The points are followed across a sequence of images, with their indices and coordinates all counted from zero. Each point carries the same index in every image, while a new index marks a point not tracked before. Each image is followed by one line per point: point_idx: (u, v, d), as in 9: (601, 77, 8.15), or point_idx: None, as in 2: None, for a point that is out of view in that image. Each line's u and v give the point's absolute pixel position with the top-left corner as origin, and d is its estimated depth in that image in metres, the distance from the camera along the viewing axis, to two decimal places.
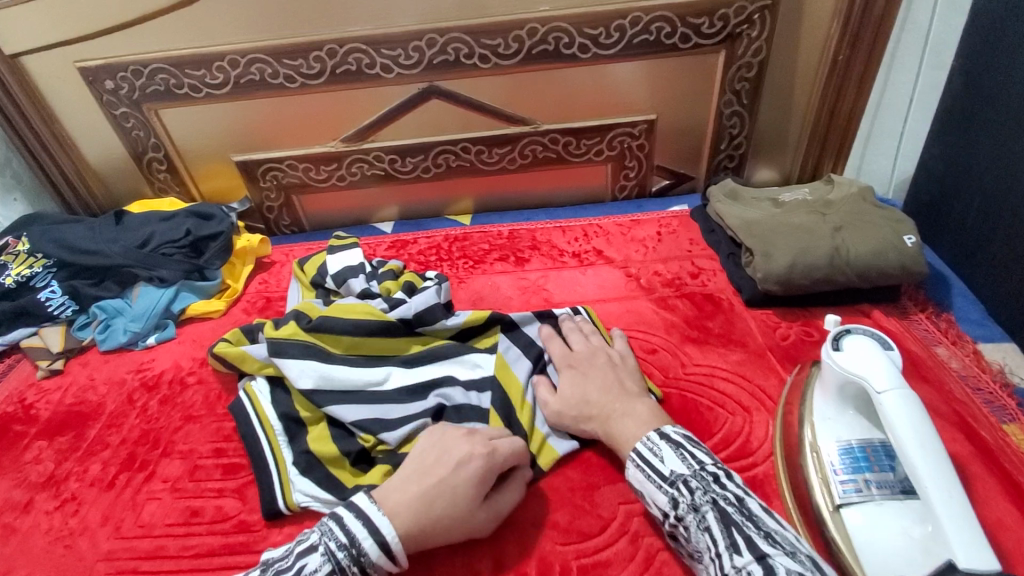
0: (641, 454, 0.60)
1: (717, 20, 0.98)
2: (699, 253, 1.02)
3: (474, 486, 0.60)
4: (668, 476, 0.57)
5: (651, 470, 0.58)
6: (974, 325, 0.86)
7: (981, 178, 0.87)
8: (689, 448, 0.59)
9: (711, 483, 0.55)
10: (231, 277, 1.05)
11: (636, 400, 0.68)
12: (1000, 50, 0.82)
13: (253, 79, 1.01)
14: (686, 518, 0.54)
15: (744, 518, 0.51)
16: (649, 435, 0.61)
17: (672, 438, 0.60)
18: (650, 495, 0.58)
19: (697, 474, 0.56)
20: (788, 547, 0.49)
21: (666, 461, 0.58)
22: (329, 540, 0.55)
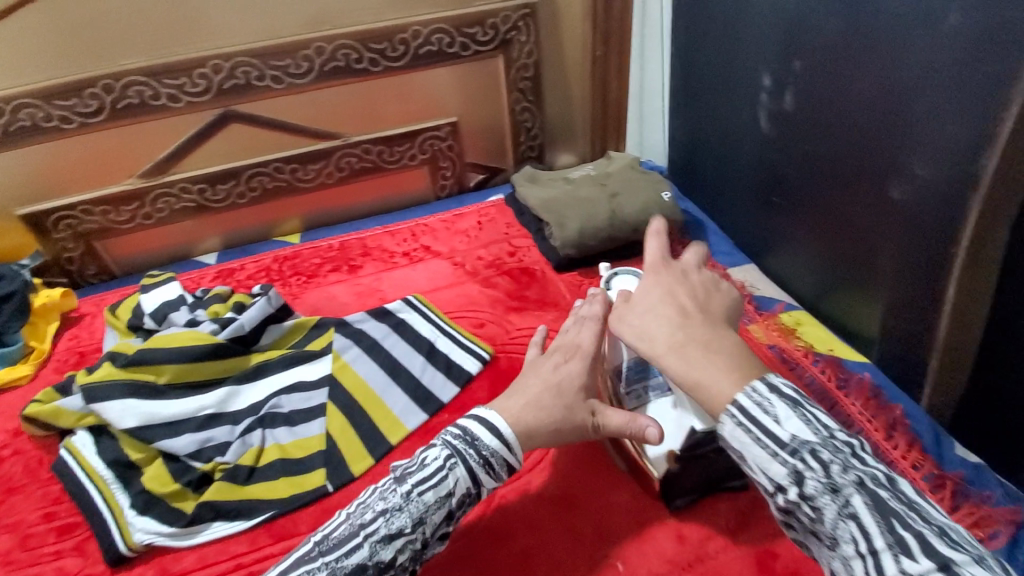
0: (748, 411, 0.46)
1: (488, 28, 1.11)
2: (515, 234, 1.14)
3: (580, 374, 0.64)
4: (788, 443, 0.44)
5: (762, 433, 0.45)
6: (725, 255, 1.08)
7: (709, 139, 1.10)
8: (808, 407, 0.46)
9: (851, 457, 0.44)
10: (34, 338, 0.96)
11: (728, 331, 0.53)
12: (698, 38, 1.05)
13: (24, 126, 0.94)
14: (818, 500, 0.43)
15: (904, 509, 0.41)
16: (755, 385, 0.47)
17: (785, 392, 0.46)
18: (756, 466, 0.46)
19: (827, 443, 0.44)
20: (971, 550, 0.40)
21: (783, 423, 0.45)
22: (448, 433, 0.60)
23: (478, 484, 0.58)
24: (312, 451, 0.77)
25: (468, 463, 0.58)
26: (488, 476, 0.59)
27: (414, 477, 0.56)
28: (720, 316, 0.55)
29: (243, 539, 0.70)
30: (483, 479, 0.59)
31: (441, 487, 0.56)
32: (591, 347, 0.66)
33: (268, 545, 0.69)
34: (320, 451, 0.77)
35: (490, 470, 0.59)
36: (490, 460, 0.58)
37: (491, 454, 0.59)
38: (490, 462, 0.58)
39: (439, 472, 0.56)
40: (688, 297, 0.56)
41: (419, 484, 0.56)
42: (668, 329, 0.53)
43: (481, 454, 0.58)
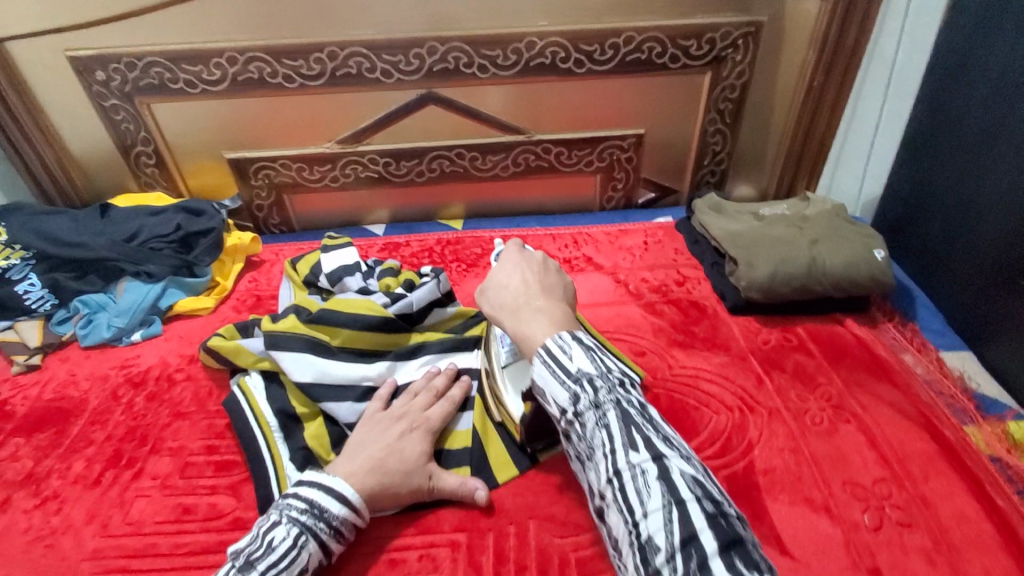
0: (550, 351, 0.56)
1: (705, 43, 1.04)
2: (684, 262, 1.06)
3: (420, 445, 0.68)
4: (573, 373, 0.54)
5: (558, 368, 0.55)
6: (937, 334, 0.94)
7: (945, 196, 0.95)
8: (599, 353, 0.56)
9: (619, 390, 0.53)
10: (220, 274, 1.04)
11: (555, 302, 0.64)
12: (960, 81, 0.91)
13: (250, 77, 1.01)
14: (584, 415, 0.53)
15: (644, 422, 0.51)
16: (563, 334, 0.57)
17: (582, 341, 0.57)
18: (550, 393, 0.55)
19: (604, 376, 0.54)
20: (682, 452, 0.50)
21: (573, 360, 0.55)
22: (291, 509, 0.59)
23: (328, 554, 0.61)
24: (458, 445, 0.74)
25: (318, 537, 0.59)
26: (337, 543, 0.61)
27: (262, 563, 0.55)
28: (562, 295, 0.67)
29: (381, 522, 0.68)
30: (334, 548, 0.61)
31: (293, 567, 0.57)
32: (435, 424, 0.71)
33: (406, 535, 0.67)
34: (468, 450, 0.73)
35: (340, 537, 0.61)
36: (340, 528, 0.61)
37: (341, 522, 0.61)
38: (341, 531, 0.61)
39: (289, 553, 0.57)
40: (536, 275, 0.67)
41: (269, 570, 0.55)
42: (509, 295, 0.65)
43: (331, 526, 0.60)
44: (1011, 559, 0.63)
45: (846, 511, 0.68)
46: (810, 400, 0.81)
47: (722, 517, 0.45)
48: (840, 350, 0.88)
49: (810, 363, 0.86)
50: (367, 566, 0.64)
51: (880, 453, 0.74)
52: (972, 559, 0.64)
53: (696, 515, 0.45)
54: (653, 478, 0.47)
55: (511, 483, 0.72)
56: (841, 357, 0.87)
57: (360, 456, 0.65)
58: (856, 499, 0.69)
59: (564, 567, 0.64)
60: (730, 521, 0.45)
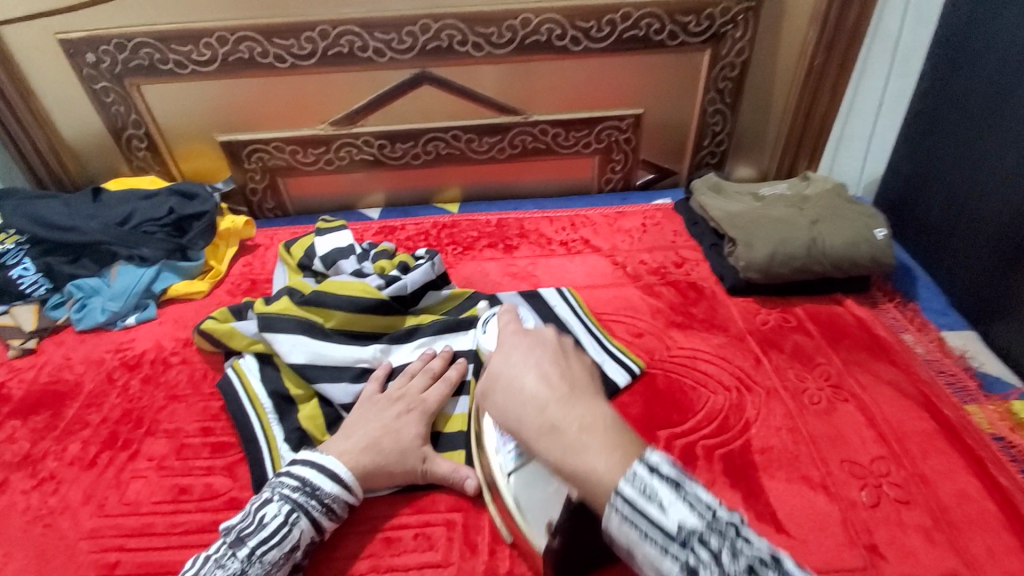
0: (631, 499, 0.40)
1: (704, 19, 1.02)
2: (682, 243, 1.05)
3: (416, 427, 0.68)
4: (674, 533, 0.37)
5: (648, 525, 0.38)
6: (938, 314, 0.93)
7: (949, 174, 0.94)
8: (692, 486, 0.40)
9: (741, 541, 0.37)
10: (214, 258, 1.03)
11: (596, 399, 0.49)
12: (965, 56, 0.89)
13: (241, 57, 1.00)
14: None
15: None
16: (636, 468, 0.41)
17: (664, 472, 0.40)
18: (652, 561, 0.39)
19: (714, 527, 0.37)
20: None
21: (667, 512, 0.38)
22: (282, 487, 0.60)
23: (322, 532, 0.60)
24: (452, 428, 0.73)
25: (310, 514, 0.59)
26: (330, 522, 0.61)
27: (252, 539, 0.56)
28: (596, 387, 0.52)
29: (377, 502, 0.68)
30: (327, 525, 0.60)
31: (284, 544, 0.56)
32: (432, 406, 0.71)
33: (402, 514, 0.67)
34: (462, 430, 0.73)
35: (333, 515, 0.61)
36: (332, 506, 0.60)
37: (332, 500, 0.60)
38: (333, 509, 0.60)
39: (280, 530, 0.57)
40: (554, 362, 0.53)
41: (259, 545, 0.55)
42: (535, 402, 0.49)
43: (323, 504, 0.60)
44: (1010, 536, 0.63)
45: (845, 490, 0.67)
46: (808, 380, 0.80)
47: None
48: (839, 330, 0.87)
49: (810, 343, 0.85)
50: (363, 545, 0.64)
51: (878, 431, 0.73)
52: (971, 536, 0.63)
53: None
54: None
55: None
56: (840, 337, 0.86)
57: (356, 435, 0.65)
58: (854, 477, 0.69)
59: None
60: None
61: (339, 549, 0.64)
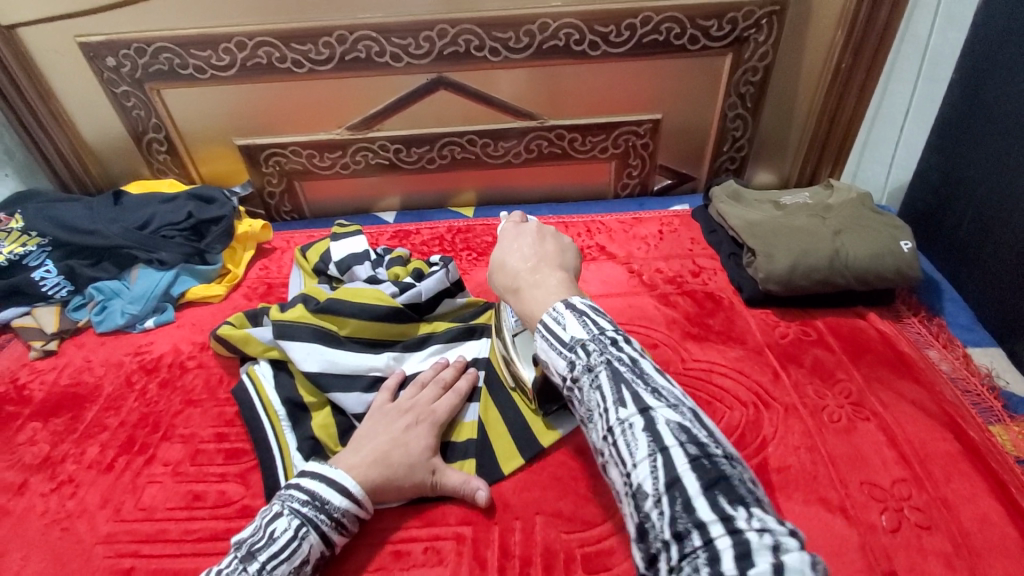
0: (547, 324, 0.52)
1: (726, 23, 1.00)
2: (699, 252, 1.03)
3: (426, 439, 0.68)
4: (566, 342, 0.49)
5: (553, 339, 0.50)
6: (964, 330, 0.90)
7: (979, 186, 0.91)
8: (595, 317, 0.50)
9: (612, 348, 0.48)
10: (232, 262, 1.04)
11: (556, 268, 0.60)
12: (998, 65, 0.86)
13: (260, 62, 1.00)
14: (580, 380, 0.47)
15: (637, 379, 0.45)
16: (556, 306, 0.53)
17: (578, 308, 0.52)
18: (550, 363, 0.51)
19: (597, 340, 0.48)
20: (673, 401, 0.44)
21: (566, 328, 0.50)
22: (293, 501, 0.60)
23: (330, 546, 0.61)
24: (463, 438, 0.73)
25: (319, 529, 0.59)
26: (339, 535, 0.61)
27: (263, 554, 0.55)
28: (567, 263, 0.62)
29: (387, 514, 0.68)
30: (336, 539, 0.61)
31: (294, 558, 0.57)
32: (442, 417, 0.71)
33: (411, 527, 0.67)
34: (472, 441, 0.73)
35: (342, 529, 0.61)
36: (342, 520, 0.61)
37: (342, 514, 0.61)
38: (343, 522, 0.61)
39: (291, 544, 0.57)
40: (533, 244, 0.63)
41: (271, 560, 0.55)
42: (507, 275, 0.61)
43: (332, 518, 0.60)
44: None
45: (863, 513, 0.66)
46: (828, 396, 0.78)
47: (710, 464, 0.40)
48: (861, 345, 0.85)
49: (830, 358, 0.83)
50: (372, 557, 0.64)
51: (899, 452, 0.71)
52: (997, 566, 0.61)
53: (682, 464, 0.40)
54: (641, 430, 0.42)
55: (517, 477, 0.71)
56: (862, 351, 0.84)
57: (366, 448, 0.65)
58: (873, 500, 0.67)
59: (569, 563, 0.63)
60: (719, 465, 0.40)
61: (349, 560, 0.64)
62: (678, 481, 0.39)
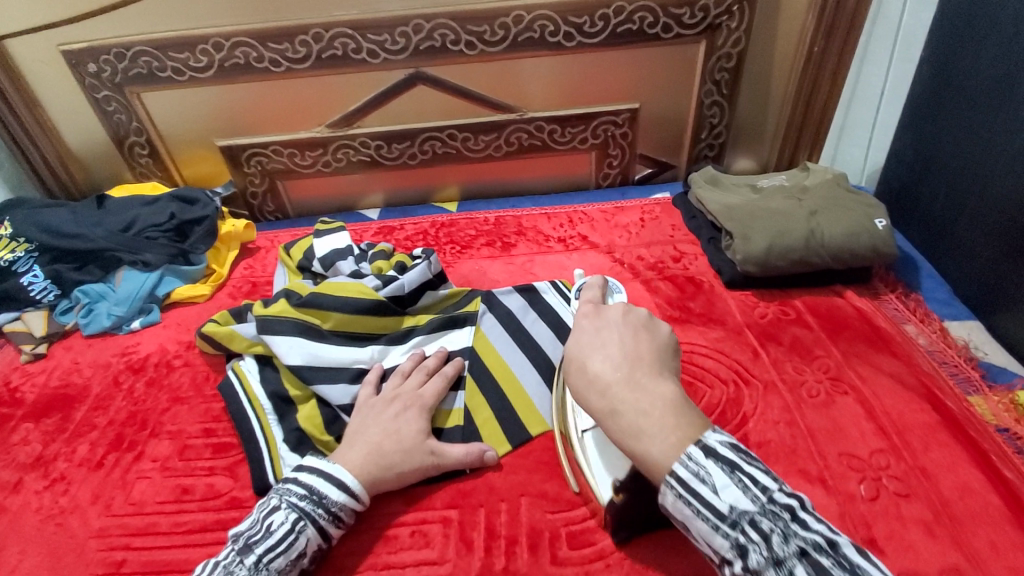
0: (683, 478, 0.46)
1: (698, 11, 1.01)
2: (681, 238, 1.05)
3: (417, 423, 0.69)
4: (726, 514, 0.44)
5: (700, 502, 0.45)
6: (941, 304, 0.91)
7: (951, 163, 0.92)
8: (749, 472, 0.46)
9: (791, 525, 0.43)
10: (216, 262, 1.04)
11: (661, 378, 0.53)
12: (964, 43, 0.88)
13: (238, 63, 1.01)
14: (762, 571, 0.42)
15: (843, 570, 0.41)
16: (691, 451, 0.47)
17: (721, 455, 0.46)
18: (703, 539, 0.45)
19: (766, 510, 0.44)
20: None
21: (721, 494, 0.45)
22: (290, 495, 0.60)
23: (327, 539, 0.61)
24: (451, 424, 0.74)
25: (317, 522, 0.60)
26: (336, 530, 0.62)
27: (260, 546, 0.56)
28: (663, 366, 0.55)
29: (376, 500, 0.69)
30: (333, 533, 0.62)
31: (290, 551, 0.57)
32: (429, 399, 0.72)
33: (398, 512, 0.67)
34: (460, 427, 0.73)
35: (339, 524, 0.62)
36: (339, 514, 0.62)
37: (339, 508, 0.62)
38: (340, 517, 0.62)
39: (287, 537, 0.58)
40: (623, 342, 0.56)
41: (267, 553, 0.56)
42: (598, 382, 0.54)
43: (330, 512, 0.61)
44: (1011, 526, 0.62)
45: (843, 483, 0.67)
46: (807, 372, 0.79)
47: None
48: (839, 322, 0.86)
49: (809, 336, 0.84)
50: (360, 542, 0.65)
51: (878, 424, 0.73)
52: (973, 529, 0.62)
53: None
54: None
55: (503, 461, 0.72)
56: (841, 328, 0.85)
57: (359, 442, 0.66)
58: (853, 470, 0.68)
59: (555, 542, 0.64)
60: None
61: (338, 546, 0.65)
62: None
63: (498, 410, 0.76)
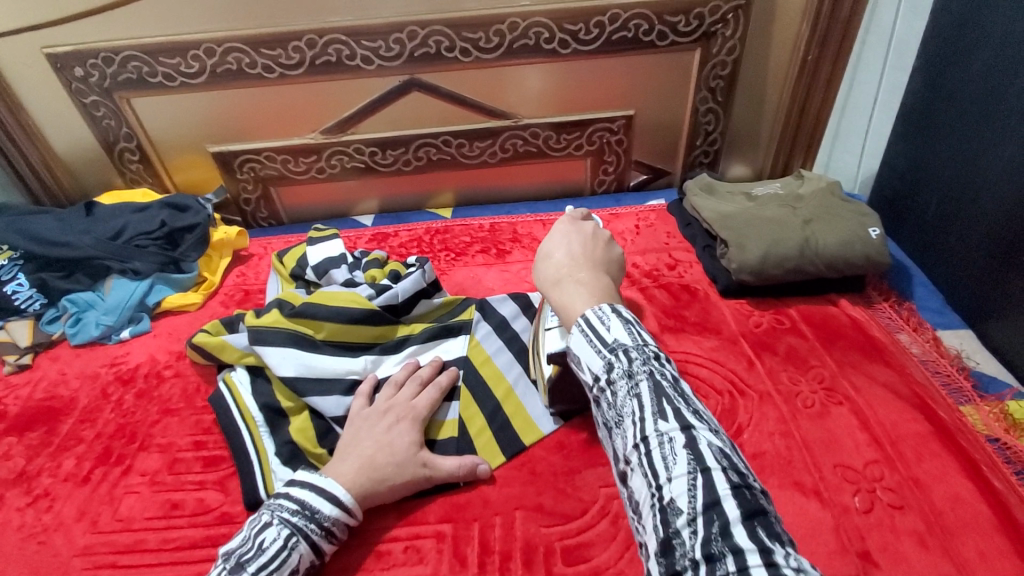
0: (589, 321, 0.51)
1: (693, 18, 1.01)
2: (675, 245, 1.04)
3: (410, 435, 0.68)
4: (609, 343, 0.48)
5: (595, 337, 0.49)
6: (934, 313, 0.92)
7: (942, 172, 0.93)
8: (640, 327, 0.50)
9: (655, 360, 0.47)
10: (207, 270, 1.04)
11: (600, 273, 0.60)
12: (957, 50, 0.88)
13: (230, 68, 1.00)
14: (617, 384, 0.46)
15: (677, 394, 0.45)
16: (604, 307, 0.52)
17: (623, 315, 0.51)
18: (584, 361, 0.49)
19: (640, 347, 0.47)
20: (714, 428, 0.44)
21: (611, 330, 0.49)
22: (283, 510, 0.59)
23: (319, 555, 0.60)
24: (445, 436, 0.73)
25: (310, 538, 0.59)
26: (328, 545, 0.61)
27: (253, 564, 0.54)
28: (609, 269, 0.62)
29: (368, 515, 0.68)
30: (325, 548, 0.61)
31: (283, 569, 0.56)
32: (423, 411, 0.71)
33: (391, 527, 0.67)
34: (454, 440, 0.73)
35: (331, 539, 0.61)
36: (332, 529, 0.61)
37: (332, 523, 0.61)
38: (332, 532, 0.61)
39: (280, 554, 0.56)
40: (583, 246, 0.63)
41: (260, 571, 0.54)
42: (551, 267, 0.61)
43: (323, 527, 0.60)
44: (1003, 539, 0.62)
45: (837, 495, 0.67)
46: (802, 383, 0.79)
47: (751, 494, 0.39)
48: (834, 332, 0.86)
49: (803, 345, 0.84)
50: (351, 558, 0.64)
51: (872, 435, 0.73)
52: (965, 541, 0.62)
53: (724, 487, 0.39)
54: (680, 445, 0.41)
55: (497, 475, 0.71)
56: (835, 337, 0.85)
57: (351, 454, 0.65)
58: (847, 482, 0.68)
59: (549, 557, 0.64)
60: (757, 497, 0.40)
61: (331, 562, 0.64)
62: (719, 504, 0.38)
63: (494, 421, 0.75)
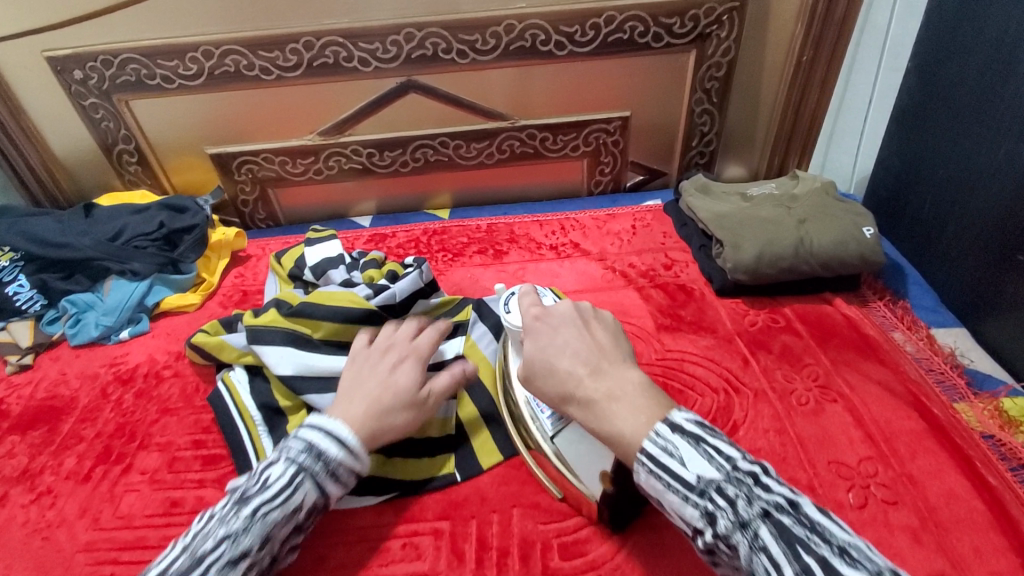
0: (654, 455, 0.48)
1: (688, 20, 1.02)
2: (672, 245, 1.05)
3: (414, 373, 0.68)
4: (694, 484, 0.46)
5: (671, 476, 0.47)
6: (928, 311, 0.92)
7: (935, 172, 0.94)
8: (712, 445, 0.48)
9: (754, 489, 0.45)
10: (206, 270, 1.04)
11: (626, 366, 0.56)
12: (949, 51, 0.89)
13: (228, 71, 1.01)
14: (733, 537, 0.44)
15: (806, 532, 0.43)
16: (659, 429, 0.49)
17: (687, 430, 0.49)
18: (675, 510, 0.47)
19: (730, 478, 0.46)
20: (868, 564, 0.41)
21: (688, 465, 0.47)
22: (290, 449, 0.59)
23: (327, 496, 0.59)
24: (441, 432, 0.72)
25: (315, 477, 0.58)
26: (336, 486, 0.60)
27: (256, 498, 0.56)
28: (623, 351, 0.58)
29: (367, 512, 0.68)
30: (332, 490, 0.59)
31: (287, 505, 0.56)
32: (425, 354, 0.72)
33: (389, 524, 0.67)
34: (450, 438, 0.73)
35: (340, 482, 0.60)
36: (337, 470, 0.59)
37: (338, 464, 0.59)
38: (340, 475, 0.60)
39: (284, 491, 0.56)
40: (582, 336, 0.58)
41: (262, 505, 0.55)
42: (568, 378, 0.55)
43: (329, 467, 0.59)
44: (996, 533, 0.63)
45: (832, 491, 0.67)
46: (797, 380, 0.80)
47: None
48: (828, 330, 0.87)
49: (798, 344, 0.85)
50: (350, 555, 0.65)
51: (866, 432, 0.73)
52: (959, 536, 0.63)
53: None
54: None
55: (494, 472, 0.72)
56: (829, 336, 0.86)
57: (357, 394, 0.64)
58: (842, 478, 0.69)
59: (547, 553, 0.64)
60: None
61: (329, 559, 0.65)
62: None
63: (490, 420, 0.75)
